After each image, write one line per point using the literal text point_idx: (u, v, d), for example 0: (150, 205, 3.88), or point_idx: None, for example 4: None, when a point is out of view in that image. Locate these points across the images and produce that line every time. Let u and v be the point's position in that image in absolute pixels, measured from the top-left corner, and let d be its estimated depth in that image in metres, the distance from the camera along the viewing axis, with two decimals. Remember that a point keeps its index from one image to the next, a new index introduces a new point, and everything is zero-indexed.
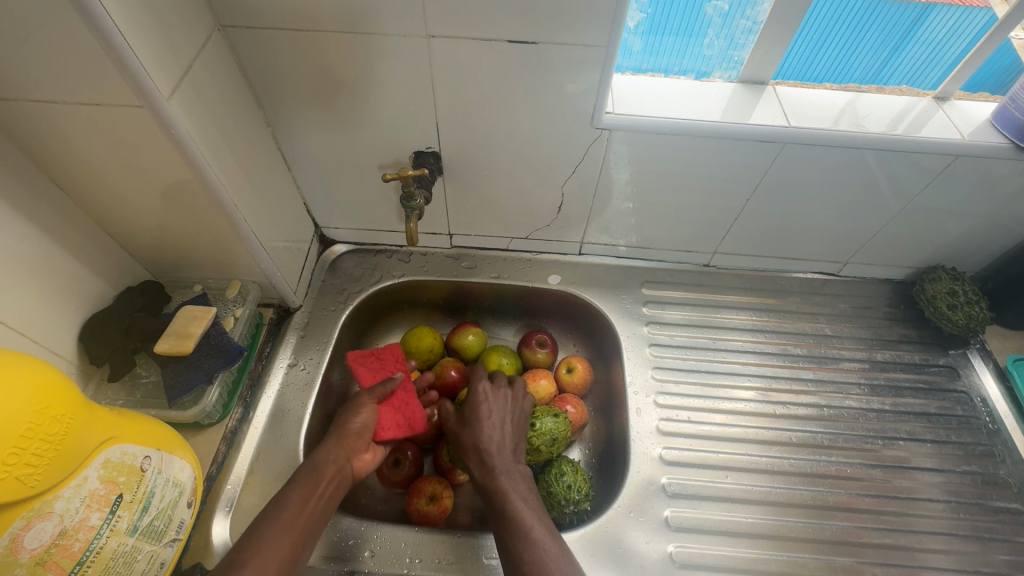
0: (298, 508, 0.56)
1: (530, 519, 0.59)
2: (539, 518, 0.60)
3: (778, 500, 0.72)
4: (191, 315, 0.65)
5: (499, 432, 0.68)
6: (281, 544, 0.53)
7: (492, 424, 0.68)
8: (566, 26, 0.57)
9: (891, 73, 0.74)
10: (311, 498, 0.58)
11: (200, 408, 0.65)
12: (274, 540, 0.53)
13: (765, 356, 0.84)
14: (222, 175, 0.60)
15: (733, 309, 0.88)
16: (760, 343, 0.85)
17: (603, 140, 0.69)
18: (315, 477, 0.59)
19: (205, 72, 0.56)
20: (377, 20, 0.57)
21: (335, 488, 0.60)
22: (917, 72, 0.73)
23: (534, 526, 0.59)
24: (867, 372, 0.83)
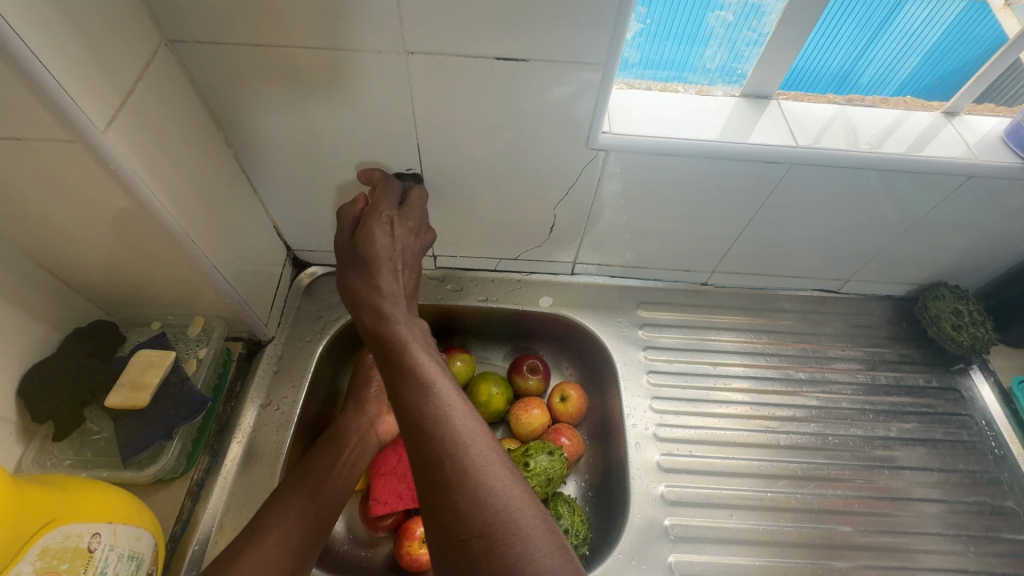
0: (322, 474, 0.63)
1: (440, 381, 0.49)
2: (451, 385, 0.49)
3: (784, 540, 0.69)
4: (146, 362, 0.59)
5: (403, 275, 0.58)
6: (302, 506, 0.60)
7: (391, 266, 0.56)
8: (560, 43, 0.52)
9: (875, 75, 0.68)
10: (336, 465, 0.65)
11: (159, 467, 0.59)
12: (295, 504, 0.60)
13: (765, 382, 0.80)
14: (174, 209, 0.53)
15: (732, 331, 0.85)
16: (759, 367, 0.82)
17: (599, 161, 0.65)
18: (338, 444, 0.67)
19: (151, 96, 0.49)
20: (349, 35, 0.51)
21: (355, 451, 0.68)
22: (891, 76, 0.68)
23: (440, 384, 0.49)
24: (867, 396, 0.80)
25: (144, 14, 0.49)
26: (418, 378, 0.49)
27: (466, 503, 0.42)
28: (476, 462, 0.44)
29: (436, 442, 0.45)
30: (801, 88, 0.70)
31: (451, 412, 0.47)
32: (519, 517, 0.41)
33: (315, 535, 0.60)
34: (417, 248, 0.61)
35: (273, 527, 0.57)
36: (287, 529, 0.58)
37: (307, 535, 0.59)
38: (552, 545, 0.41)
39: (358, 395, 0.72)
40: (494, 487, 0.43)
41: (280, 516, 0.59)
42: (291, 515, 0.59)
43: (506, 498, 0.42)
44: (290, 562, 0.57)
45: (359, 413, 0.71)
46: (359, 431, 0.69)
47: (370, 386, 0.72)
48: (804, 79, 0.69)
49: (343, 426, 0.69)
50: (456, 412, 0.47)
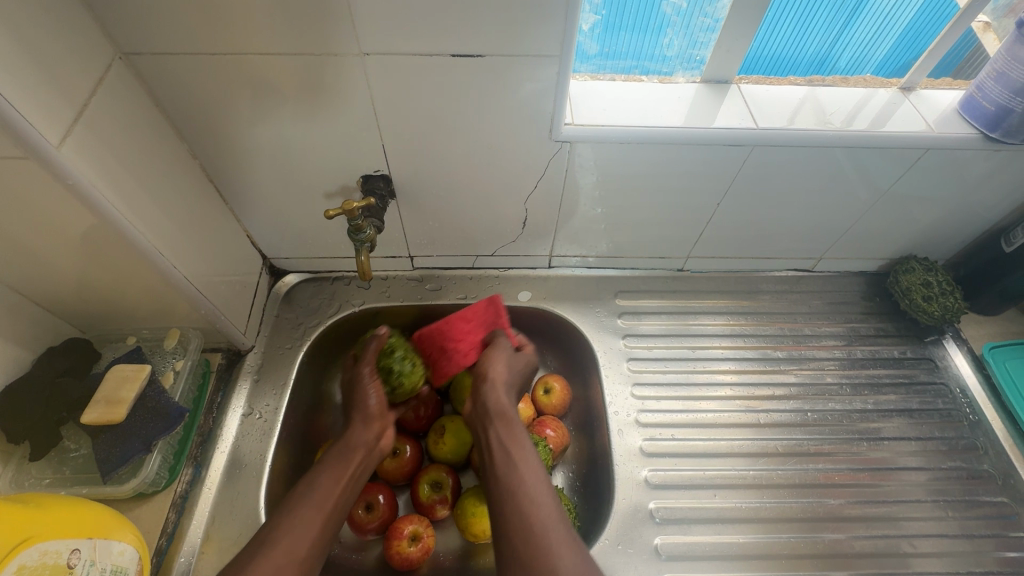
0: (330, 487, 0.57)
1: (528, 470, 0.56)
2: (541, 478, 0.56)
3: (769, 516, 0.70)
4: (122, 377, 0.59)
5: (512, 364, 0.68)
6: (305, 529, 0.53)
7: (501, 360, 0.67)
8: (515, 36, 0.52)
9: (852, 58, 0.70)
10: (340, 485, 0.58)
11: (139, 480, 0.58)
12: (305, 517, 0.54)
13: (745, 363, 0.82)
14: (139, 222, 0.53)
15: (711, 315, 0.86)
16: (739, 348, 0.83)
17: (564, 152, 0.65)
18: (348, 456, 0.60)
19: (106, 110, 0.49)
20: (301, 39, 0.51)
21: (362, 468, 0.61)
22: (867, 58, 0.70)
23: (526, 470, 0.56)
24: (847, 370, 0.82)
25: (94, 28, 0.48)
26: (516, 469, 0.56)
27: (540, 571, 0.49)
28: (554, 542, 0.51)
29: (519, 523, 0.52)
30: (781, 73, 0.71)
31: (537, 504, 0.54)
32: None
33: (324, 552, 0.54)
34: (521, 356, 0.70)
35: (278, 542, 0.51)
36: (295, 546, 0.51)
37: (313, 557, 0.52)
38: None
39: (362, 406, 0.64)
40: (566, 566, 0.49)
41: (288, 525, 0.53)
42: (290, 539, 0.52)
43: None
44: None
45: (368, 427, 0.63)
46: (367, 444, 0.62)
47: (372, 399, 0.64)
48: (783, 65, 0.70)
49: (351, 440, 0.62)
50: (539, 503, 0.54)
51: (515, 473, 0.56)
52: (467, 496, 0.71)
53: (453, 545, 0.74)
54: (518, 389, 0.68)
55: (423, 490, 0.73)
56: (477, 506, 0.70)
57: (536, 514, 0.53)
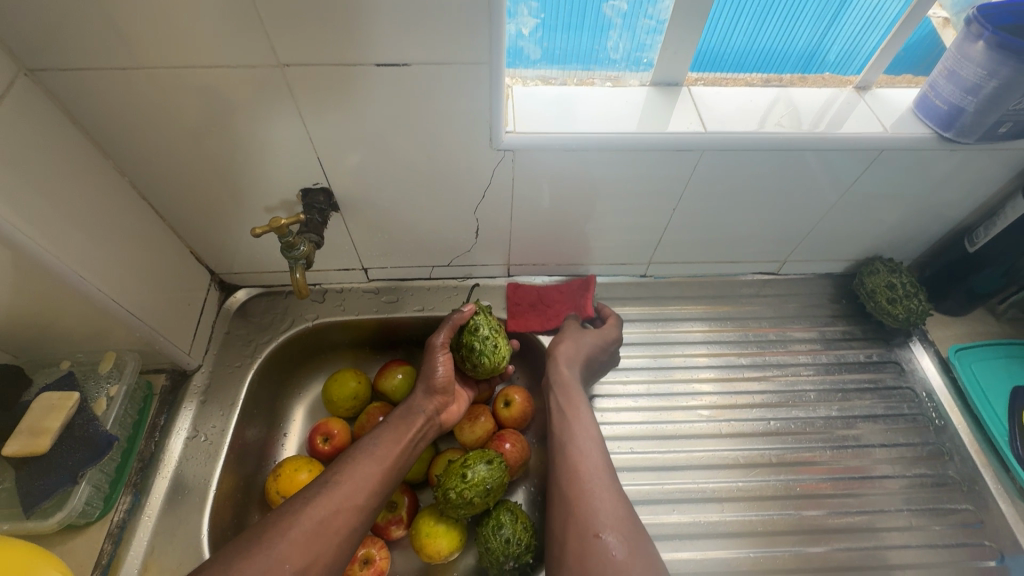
0: (390, 448, 0.64)
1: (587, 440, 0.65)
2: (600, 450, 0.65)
3: (729, 530, 0.68)
4: (48, 405, 0.56)
5: (587, 352, 0.74)
6: (370, 473, 0.61)
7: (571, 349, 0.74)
8: (441, 43, 0.49)
9: (826, 56, 0.68)
10: (402, 442, 0.65)
11: (65, 514, 0.55)
12: (366, 470, 0.61)
13: (725, 371, 0.80)
14: (55, 245, 0.51)
15: (687, 322, 0.84)
16: (716, 356, 0.81)
17: (508, 161, 0.63)
18: (407, 424, 0.67)
19: (10, 129, 0.47)
20: (216, 50, 0.49)
21: (422, 433, 0.68)
22: (845, 55, 0.67)
23: (586, 437, 0.66)
24: (825, 376, 0.80)
25: None
26: (579, 438, 0.65)
27: (587, 516, 0.59)
28: (600, 511, 0.59)
29: (571, 473, 0.62)
30: (732, 70, 0.69)
31: (588, 462, 0.63)
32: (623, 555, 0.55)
33: (378, 502, 0.61)
34: (592, 344, 0.74)
35: (343, 484, 0.60)
36: (356, 495, 0.59)
37: (371, 499, 0.60)
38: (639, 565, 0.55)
39: (429, 378, 0.70)
40: (603, 507, 0.59)
41: (352, 475, 0.60)
42: (359, 479, 0.60)
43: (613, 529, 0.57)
44: (351, 522, 0.58)
45: (431, 398, 0.70)
46: (426, 415, 0.69)
47: (439, 372, 0.70)
48: (733, 64, 0.68)
49: (413, 405, 0.69)
50: (590, 461, 0.63)
51: (582, 440, 0.65)
52: (422, 516, 0.69)
53: (410, 565, 0.73)
54: (590, 368, 0.74)
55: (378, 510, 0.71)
56: (431, 526, 0.68)
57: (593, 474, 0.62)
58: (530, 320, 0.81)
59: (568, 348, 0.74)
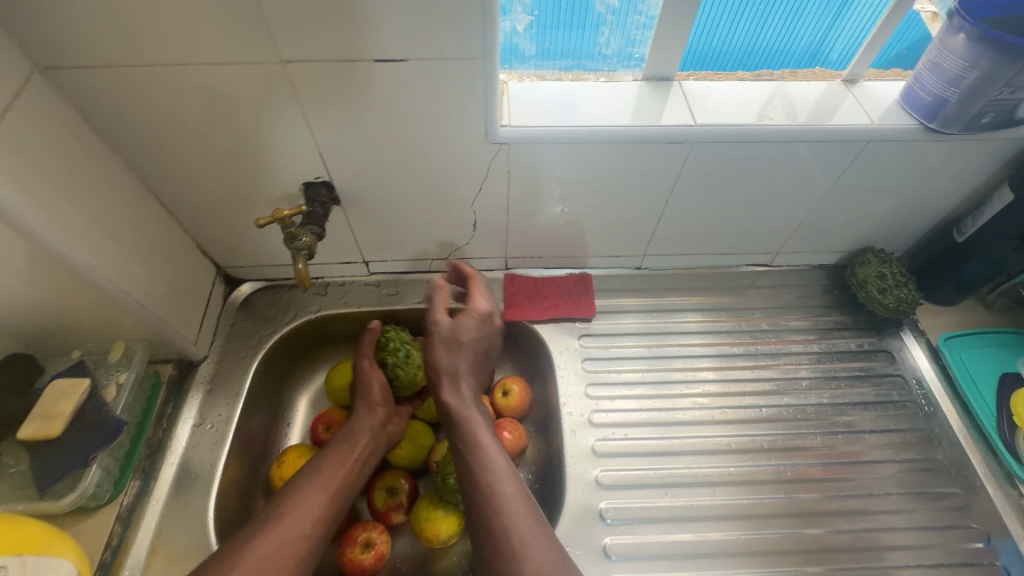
0: (334, 471, 0.65)
1: (494, 454, 0.62)
2: (504, 456, 0.63)
3: (721, 513, 0.70)
4: (60, 391, 0.58)
5: (472, 357, 0.69)
6: (316, 499, 0.61)
7: (469, 347, 0.69)
8: (437, 40, 0.51)
9: (811, 51, 0.70)
10: (346, 463, 0.66)
11: (77, 494, 0.57)
12: (310, 497, 0.61)
13: (727, 360, 0.81)
14: (67, 236, 0.53)
15: (685, 313, 0.85)
16: (714, 345, 0.83)
17: (503, 154, 0.65)
18: (350, 444, 0.67)
19: (25, 125, 0.49)
20: (221, 47, 0.51)
21: (367, 450, 0.68)
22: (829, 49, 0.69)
23: (496, 470, 0.61)
24: (821, 364, 0.81)
25: (8, 41, 0.48)
26: (484, 457, 0.61)
27: (515, 560, 0.54)
28: (518, 536, 0.56)
29: (489, 517, 0.57)
30: (715, 66, 0.70)
31: (502, 488, 0.59)
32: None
33: (326, 530, 0.60)
34: (490, 331, 0.71)
35: (288, 514, 0.59)
36: (302, 523, 0.59)
37: (321, 524, 0.60)
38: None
39: (367, 395, 0.71)
40: (534, 550, 0.55)
41: (296, 504, 0.60)
42: (305, 507, 0.60)
43: (539, 555, 0.54)
44: (299, 552, 0.57)
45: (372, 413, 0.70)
46: (370, 431, 0.69)
47: (374, 388, 0.71)
48: (717, 59, 0.69)
49: (356, 425, 0.69)
50: (505, 485, 0.60)
51: (485, 463, 0.61)
52: (421, 501, 0.71)
53: (410, 550, 0.74)
54: (473, 360, 0.69)
55: (379, 496, 0.73)
56: (430, 512, 0.69)
57: (506, 505, 0.58)
58: (527, 309, 0.82)
59: (439, 355, 0.68)
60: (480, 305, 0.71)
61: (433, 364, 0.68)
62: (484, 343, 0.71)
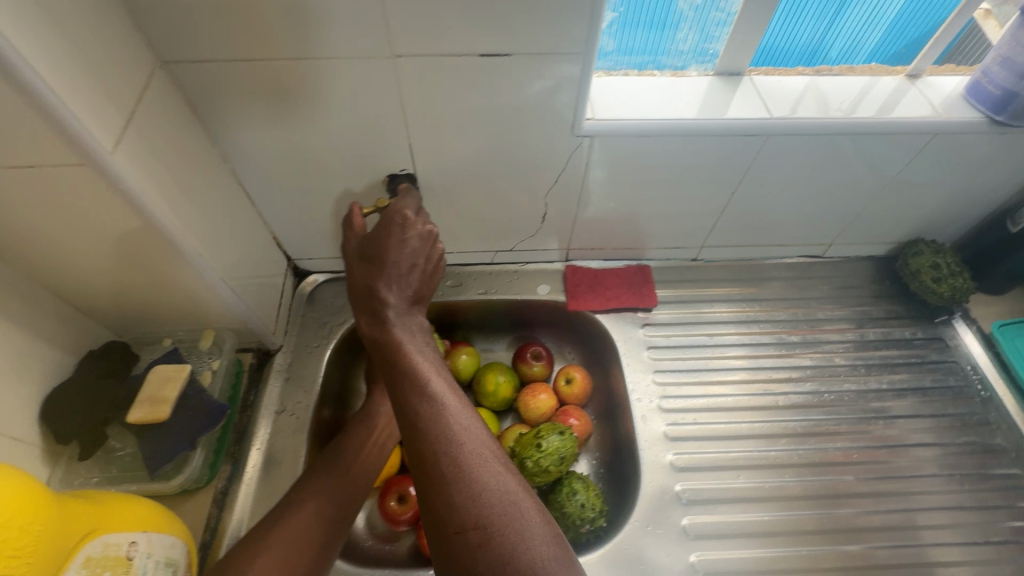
0: (351, 455, 0.68)
1: (438, 386, 0.50)
2: (438, 367, 0.52)
3: (791, 494, 0.72)
4: (163, 377, 0.60)
5: (403, 273, 0.58)
6: (336, 484, 0.65)
7: (402, 266, 0.58)
8: (541, 35, 0.54)
9: (873, 46, 0.72)
10: (364, 446, 0.70)
11: (183, 477, 0.61)
12: (326, 481, 0.64)
13: (760, 347, 0.84)
14: (181, 224, 0.55)
15: (717, 302, 0.87)
16: (752, 334, 0.85)
17: (585, 147, 0.67)
18: (368, 427, 0.71)
19: (151, 116, 0.51)
20: (334, 42, 0.53)
21: (385, 433, 0.72)
22: (890, 44, 0.72)
23: (452, 413, 0.47)
24: (856, 352, 0.84)
25: (139, 37, 0.50)
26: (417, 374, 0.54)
27: (468, 522, 0.42)
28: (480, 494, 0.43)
29: (451, 475, 0.44)
30: (789, 63, 0.73)
31: (461, 438, 0.46)
32: (516, 504, 0.43)
33: (347, 510, 0.64)
34: (410, 246, 0.59)
35: (306, 502, 0.62)
36: (318, 506, 0.62)
37: (340, 506, 0.63)
38: (547, 536, 0.42)
39: (382, 383, 0.76)
40: (497, 503, 0.42)
41: (312, 489, 0.63)
42: (324, 494, 0.63)
43: (502, 492, 0.43)
44: (319, 535, 0.60)
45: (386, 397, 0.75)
46: (386, 414, 0.73)
47: None
48: (792, 55, 0.72)
49: (372, 409, 0.73)
50: (466, 438, 0.46)
51: (413, 390, 0.49)
52: None
53: None
54: (407, 278, 0.59)
55: None
56: None
57: (452, 444, 0.45)
58: (589, 300, 0.84)
59: (359, 278, 0.59)
60: (409, 212, 0.60)
61: (355, 292, 0.59)
62: (425, 263, 0.60)
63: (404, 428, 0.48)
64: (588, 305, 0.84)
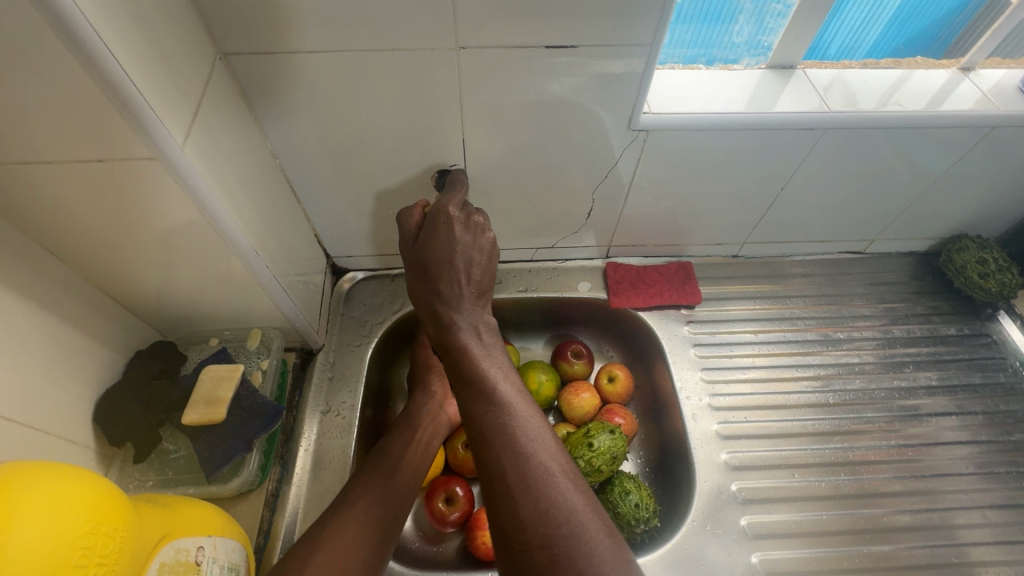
0: (402, 451, 0.64)
1: (506, 395, 0.48)
2: (505, 376, 0.50)
3: (846, 492, 0.71)
4: (218, 376, 0.59)
5: (464, 267, 0.54)
6: (387, 481, 0.60)
7: (462, 262, 0.54)
8: (607, 25, 0.53)
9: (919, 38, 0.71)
10: (411, 444, 0.65)
11: (241, 479, 0.60)
12: (380, 478, 0.60)
13: (777, 345, 0.82)
14: (239, 220, 0.54)
15: (745, 299, 0.86)
16: (767, 331, 0.84)
17: (639, 141, 0.66)
18: (412, 425, 0.68)
19: (213, 109, 0.50)
20: (397, 33, 0.52)
21: (430, 432, 0.68)
22: (936, 36, 0.71)
23: (520, 428, 0.46)
24: (882, 350, 0.83)
25: (200, 29, 0.49)
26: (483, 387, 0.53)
27: (536, 540, 0.40)
28: (548, 512, 0.41)
29: (516, 491, 0.42)
30: (817, 56, 0.72)
31: (527, 454, 0.44)
32: (584, 525, 0.41)
33: (401, 506, 0.59)
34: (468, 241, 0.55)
35: (358, 500, 0.57)
36: (374, 506, 0.57)
37: (394, 502, 0.59)
38: (617, 560, 0.39)
39: (424, 384, 0.73)
40: (567, 522, 0.41)
41: (366, 487, 0.59)
42: (375, 490, 0.59)
43: (569, 510, 0.41)
44: (376, 533, 0.56)
45: (427, 396, 0.72)
46: (430, 413, 0.70)
47: (431, 374, 0.74)
48: (821, 49, 0.71)
49: (415, 409, 0.70)
50: (533, 455, 0.44)
51: (483, 399, 0.48)
52: None
53: None
54: (470, 270, 0.55)
55: None
56: None
57: (520, 460, 0.44)
58: (631, 297, 0.83)
59: (415, 279, 0.57)
60: (454, 209, 0.56)
61: (411, 292, 0.57)
62: (479, 257, 0.55)
63: (470, 435, 0.47)
64: (631, 303, 0.83)
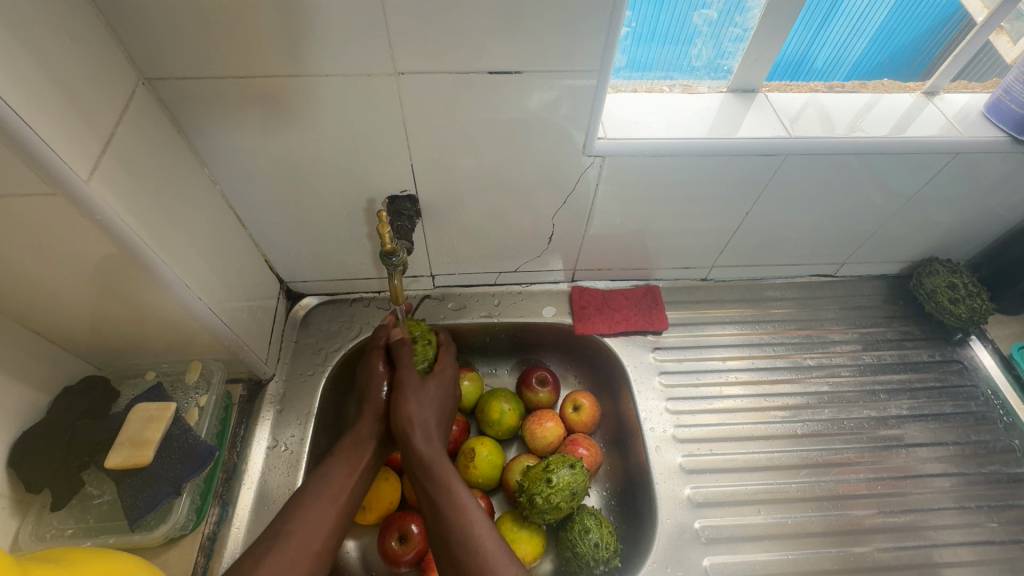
0: (342, 481, 0.59)
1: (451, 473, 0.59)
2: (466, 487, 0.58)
3: (815, 530, 0.69)
4: (145, 416, 0.57)
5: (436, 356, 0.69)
6: (324, 511, 0.56)
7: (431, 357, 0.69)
8: (552, 51, 0.52)
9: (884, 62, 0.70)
10: (357, 472, 0.60)
11: (168, 526, 0.57)
12: (320, 511, 0.55)
13: (754, 373, 0.80)
14: (166, 254, 0.51)
15: (721, 325, 0.84)
16: (752, 358, 0.82)
17: (596, 166, 0.64)
18: (360, 452, 0.62)
19: (130, 138, 0.47)
20: (331, 58, 0.50)
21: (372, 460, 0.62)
22: (899, 61, 0.70)
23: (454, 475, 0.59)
24: (859, 376, 0.81)
25: (120, 55, 0.47)
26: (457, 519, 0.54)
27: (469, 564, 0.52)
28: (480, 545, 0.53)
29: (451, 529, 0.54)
30: (796, 77, 0.70)
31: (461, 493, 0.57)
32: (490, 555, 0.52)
33: (336, 538, 0.56)
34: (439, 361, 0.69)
35: (293, 534, 0.53)
36: (309, 542, 0.53)
37: (331, 538, 0.55)
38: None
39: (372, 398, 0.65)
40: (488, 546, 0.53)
41: (304, 516, 0.54)
42: (311, 523, 0.54)
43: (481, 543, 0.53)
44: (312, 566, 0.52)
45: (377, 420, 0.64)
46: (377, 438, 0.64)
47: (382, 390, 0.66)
48: (807, 63, 0.69)
49: (360, 433, 0.63)
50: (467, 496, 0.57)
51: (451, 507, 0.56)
52: (504, 520, 0.68)
53: None
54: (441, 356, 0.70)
55: None
56: (514, 532, 0.67)
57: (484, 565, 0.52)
58: (595, 324, 0.81)
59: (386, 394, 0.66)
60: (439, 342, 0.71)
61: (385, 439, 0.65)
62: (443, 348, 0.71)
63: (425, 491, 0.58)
64: (597, 329, 0.81)
